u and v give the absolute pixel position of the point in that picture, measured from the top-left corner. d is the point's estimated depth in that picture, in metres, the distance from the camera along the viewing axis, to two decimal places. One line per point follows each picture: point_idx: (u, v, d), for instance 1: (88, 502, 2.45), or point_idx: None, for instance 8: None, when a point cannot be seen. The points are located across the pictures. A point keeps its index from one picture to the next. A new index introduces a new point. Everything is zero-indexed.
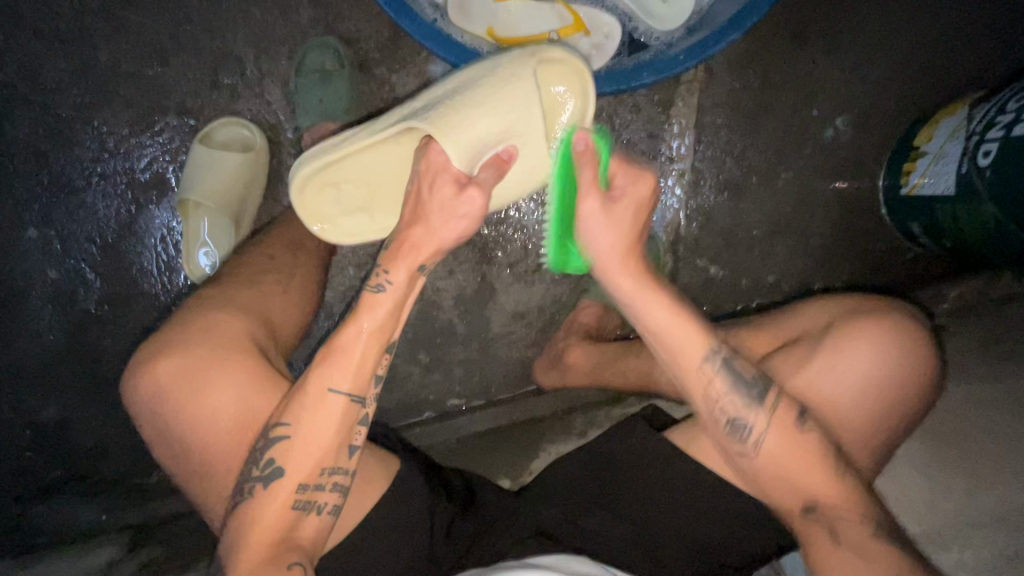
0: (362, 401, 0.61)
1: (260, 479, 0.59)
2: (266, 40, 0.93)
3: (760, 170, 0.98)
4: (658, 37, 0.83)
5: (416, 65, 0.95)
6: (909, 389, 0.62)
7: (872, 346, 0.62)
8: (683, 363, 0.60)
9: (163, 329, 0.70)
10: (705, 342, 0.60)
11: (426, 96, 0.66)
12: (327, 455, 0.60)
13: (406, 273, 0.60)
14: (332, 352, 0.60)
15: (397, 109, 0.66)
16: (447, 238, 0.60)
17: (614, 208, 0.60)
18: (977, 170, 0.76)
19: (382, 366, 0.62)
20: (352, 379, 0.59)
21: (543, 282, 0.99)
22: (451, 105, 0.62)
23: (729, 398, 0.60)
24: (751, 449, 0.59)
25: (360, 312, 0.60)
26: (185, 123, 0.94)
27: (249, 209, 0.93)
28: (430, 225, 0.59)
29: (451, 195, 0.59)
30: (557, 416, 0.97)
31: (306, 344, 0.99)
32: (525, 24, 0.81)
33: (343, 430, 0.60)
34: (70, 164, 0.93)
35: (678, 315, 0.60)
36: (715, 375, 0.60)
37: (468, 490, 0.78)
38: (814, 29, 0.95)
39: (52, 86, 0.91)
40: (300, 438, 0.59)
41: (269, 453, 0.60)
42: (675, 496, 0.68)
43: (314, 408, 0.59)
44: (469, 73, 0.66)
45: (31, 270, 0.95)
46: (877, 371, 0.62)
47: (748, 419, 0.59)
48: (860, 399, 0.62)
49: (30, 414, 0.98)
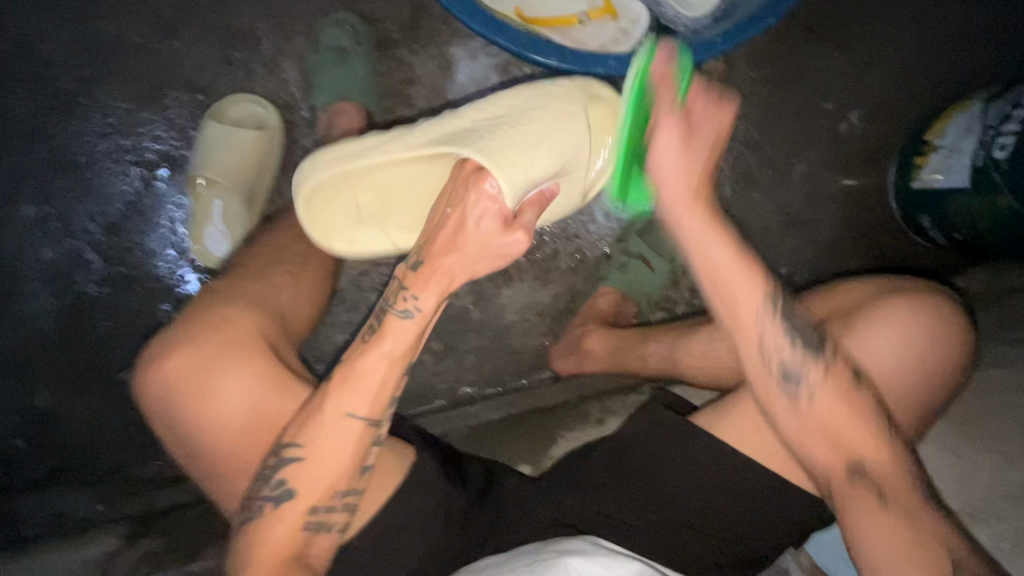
0: (377, 424, 0.58)
1: (271, 499, 0.57)
2: (284, 18, 0.91)
3: (775, 163, 0.99)
4: (686, 22, 0.83)
5: (435, 46, 0.94)
6: (942, 364, 0.63)
7: (907, 320, 0.63)
8: (742, 306, 0.61)
9: (170, 326, 0.67)
10: (765, 291, 0.62)
11: (460, 117, 0.62)
12: (341, 477, 0.58)
13: (436, 297, 0.57)
14: (350, 375, 0.57)
15: (434, 128, 0.61)
16: (482, 270, 0.58)
17: (694, 131, 0.62)
18: (992, 161, 0.78)
19: (399, 389, 0.59)
20: (369, 405, 0.57)
21: (559, 271, 0.99)
22: (503, 136, 0.59)
23: (787, 342, 0.61)
24: (805, 400, 0.60)
25: (382, 337, 0.58)
26: (195, 100, 0.91)
27: (261, 190, 0.90)
28: (465, 254, 0.57)
29: (498, 233, 0.57)
30: (571, 403, 0.94)
31: (318, 332, 0.96)
32: (557, 8, 0.82)
33: (357, 451, 0.58)
34: (72, 140, 0.90)
35: (737, 254, 0.61)
36: (772, 326, 0.61)
37: (486, 481, 0.73)
38: (830, 24, 0.97)
39: (56, 58, 0.88)
40: (316, 461, 0.57)
41: (278, 475, 0.57)
42: (702, 495, 0.66)
43: (327, 431, 0.57)
44: (516, 105, 0.63)
45: (26, 249, 0.91)
46: (916, 341, 0.63)
47: (804, 369, 0.61)
48: (900, 370, 0.63)
49: (23, 401, 0.94)
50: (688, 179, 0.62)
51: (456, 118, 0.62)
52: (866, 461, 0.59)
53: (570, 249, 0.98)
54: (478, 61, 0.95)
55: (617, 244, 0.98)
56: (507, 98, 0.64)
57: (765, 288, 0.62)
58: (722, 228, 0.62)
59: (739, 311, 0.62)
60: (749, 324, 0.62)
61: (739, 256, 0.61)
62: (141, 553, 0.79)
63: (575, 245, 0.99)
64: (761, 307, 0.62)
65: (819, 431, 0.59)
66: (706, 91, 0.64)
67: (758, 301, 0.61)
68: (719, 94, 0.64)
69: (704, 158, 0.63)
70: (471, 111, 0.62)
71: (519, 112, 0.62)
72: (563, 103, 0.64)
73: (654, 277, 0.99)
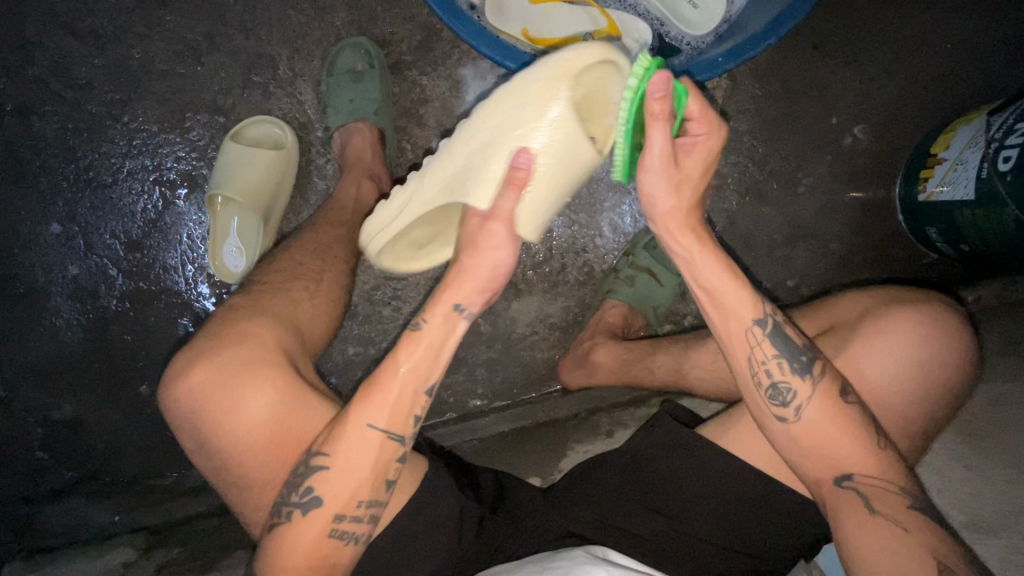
0: (399, 438, 0.60)
1: (299, 505, 0.59)
2: (301, 42, 0.95)
3: (780, 177, 1.01)
4: (690, 40, 0.86)
5: (446, 67, 0.97)
6: (940, 376, 0.63)
7: (910, 330, 0.64)
8: (731, 324, 0.62)
9: (195, 338, 0.69)
10: (756, 308, 0.62)
11: (451, 151, 0.64)
12: (363, 488, 0.59)
13: (444, 312, 0.61)
14: (371, 389, 0.59)
15: (434, 173, 0.66)
16: (487, 276, 0.62)
17: (690, 155, 0.62)
18: (997, 174, 0.79)
19: (421, 407, 0.61)
20: (389, 417, 0.59)
21: (568, 285, 1.00)
22: (486, 170, 0.62)
23: (777, 363, 0.61)
24: (793, 416, 0.61)
25: (400, 349, 0.60)
26: (216, 122, 0.95)
27: (278, 208, 0.93)
28: (464, 264, 0.62)
29: (476, 230, 0.62)
30: (583, 417, 0.95)
31: (330, 346, 0.98)
32: (562, 26, 0.84)
33: (380, 465, 0.59)
34: (99, 160, 0.93)
35: (727, 266, 0.62)
36: (761, 342, 0.62)
37: (498, 490, 0.73)
38: (833, 41, 0.99)
39: (85, 82, 0.92)
40: (339, 470, 0.59)
41: (307, 482, 0.59)
42: (717, 509, 0.66)
43: (348, 442, 0.59)
44: (498, 121, 0.61)
45: (52, 265, 0.94)
46: (918, 351, 0.63)
47: (791, 384, 0.61)
48: (902, 380, 0.63)
49: (45, 413, 0.96)
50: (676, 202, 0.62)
51: (447, 154, 0.65)
52: (859, 454, 0.59)
53: (578, 263, 1.00)
54: (487, 81, 0.98)
55: (625, 257, 1.00)
56: (488, 114, 0.62)
57: (758, 306, 0.62)
58: (710, 247, 0.63)
59: (719, 313, 0.62)
60: (727, 336, 0.63)
61: (726, 268, 0.61)
62: (159, 563, 0.80)
63: (583, 259, 1.00)
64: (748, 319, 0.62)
65: (822, 442, 0.60)
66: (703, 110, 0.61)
67: (742, 314, 0.61)
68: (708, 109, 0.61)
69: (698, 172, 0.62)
70: (460, 139, 0.63)
71: (502, 127, 0.61)
72: (548, 96, 0.59)
73: (662, 289, 1.00)
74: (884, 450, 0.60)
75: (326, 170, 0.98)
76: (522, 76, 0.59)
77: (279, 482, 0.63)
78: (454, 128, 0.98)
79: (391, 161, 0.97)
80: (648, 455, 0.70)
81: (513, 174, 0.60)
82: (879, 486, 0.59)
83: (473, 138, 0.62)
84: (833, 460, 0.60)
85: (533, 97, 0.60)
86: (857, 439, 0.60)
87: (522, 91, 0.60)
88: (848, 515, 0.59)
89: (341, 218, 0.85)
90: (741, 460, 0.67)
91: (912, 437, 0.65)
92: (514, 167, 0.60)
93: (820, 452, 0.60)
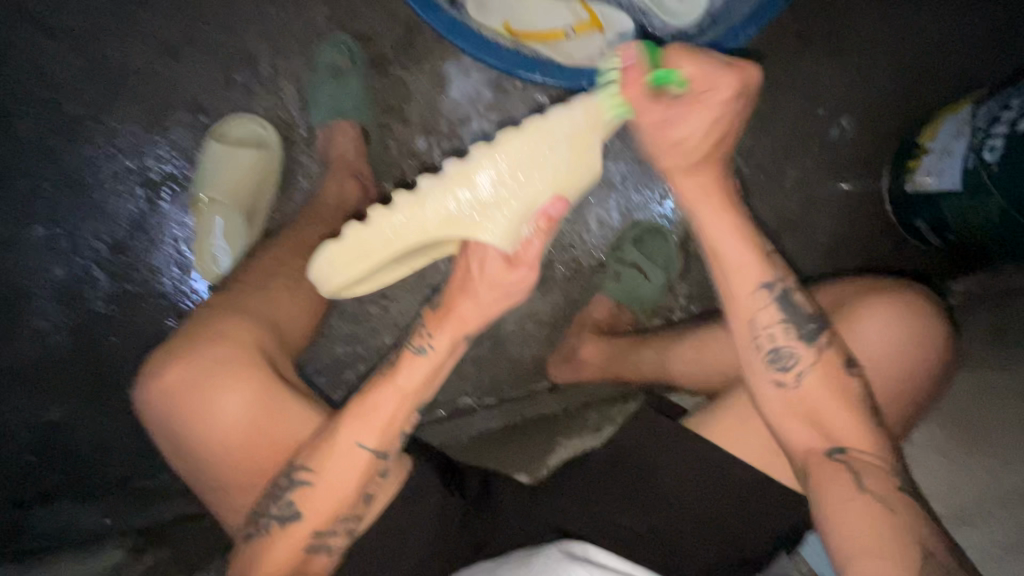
0: (385, 455, 0.61)
1: (279, 518, 0.59)
2: (282, 39, 0.94)
3: (768, 169, 1.00)
4: (673, 33, 0.85)
5: (429, 62, 0.96)
6: (920, 360, 0.65)
7: (889, 317, 0.65)
8: (737, 280, 0.64)
9: (171, 339, 0.69)
10: (764, 272, 0.63)
11: (466, 175, 0.59)
12: (344, 504, 0.60)
13: (448, 340, 0.61)
14: (363, 408, 0.60)
15: (437, 201, 0.59)
16: (494, 309, 0.61)
17: (692, 109, 0.60)
18: (982, 164, 0.78)
19: (409, 424, 0.62)
20: (378, 436, 0.60)
21: (555, 280, 1.00)
22: (510, 203, 0.58)
23: (781, 328, 0.63)
24: (793, 382, 0.62)
25: (397, 370, 0.61)
26: (198, 121, 0.94)
27: (261, 206, 0.93)
28: (476, 298, 0.60)
29: (498, 272, 0.59)
30: (571, 410, 0.94)
31: (317, 345, 0.97)
32: (542, 19, 0.83)
33: (361, 481, 0.60)
34: (80, 161, 0.93)
35: (747, 242, 0.64)
36: (767, 304, 0.63)
37: (483, 486, 0.72)
38: (819, 31, 0.98)
39: (64, 83, 0.91)
40: (324, 486, 0.59)
41: (289, 495, 0.60)
42: (699, 508, 0.66)
43: (337, 458, 0.59)
44: (528, 153, 0.58)
45: (37, 268, 0.94)
46: (896, 335, 0.65)
47: (796, 350, 0.62)
48: (885, 364, 0.64)
49: (31, 416, 0.96)
50: (685, 155, 0.63)
51: (457, 182, 0.58)
52: (852, 436, 0.60)
53: (565, 258, 1.00)
54: (471, 76, 0.97)
55: (612, 252, 0.99)
56: (519, 146, 0.58)
57: (767, 268, 0.64)
58: (723, 208, 0.64)
59: (736, 266, 0.63)
60: (745, 300, 0.63)
61: (741, 237, 0.63)
62: (146, 563, 0.80)
63: (570, 255, 1.00)
64: (761, 271, 0.63)
65: (801, 425, 0.61)
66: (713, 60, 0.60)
67: (755, 265, 0.63)
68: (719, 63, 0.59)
69: (705, 126, 0.61)
70: (480, 164, 0.58)
71: (530, 160, 0.58)
72: (581, 139, 0.59)
73: (649, 284, 1.00)
74: (873, 433, 0.60)
75: (310, 168, 0.97)
76: (561, 115, 0.58)
77: (261, 484, 0.63)
78: (438, 125, 0.98)
79: (375, 158, 0.96)
80: (634, 449, 0.70)
81: (545, 221, 0.59)
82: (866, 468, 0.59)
83: (496, 168, 0.58)
84: (813, 446, 0.61)
85: (570, 136, 0.59)
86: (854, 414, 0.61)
87: (558, 128, 0.59)
88: (833, 488, 0.58)
89: (323, 216, 0.84)
90: (723, 454, 0.67)
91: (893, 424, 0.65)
92: (546, 211, 0.59)
93: (800, 440, 0.61)
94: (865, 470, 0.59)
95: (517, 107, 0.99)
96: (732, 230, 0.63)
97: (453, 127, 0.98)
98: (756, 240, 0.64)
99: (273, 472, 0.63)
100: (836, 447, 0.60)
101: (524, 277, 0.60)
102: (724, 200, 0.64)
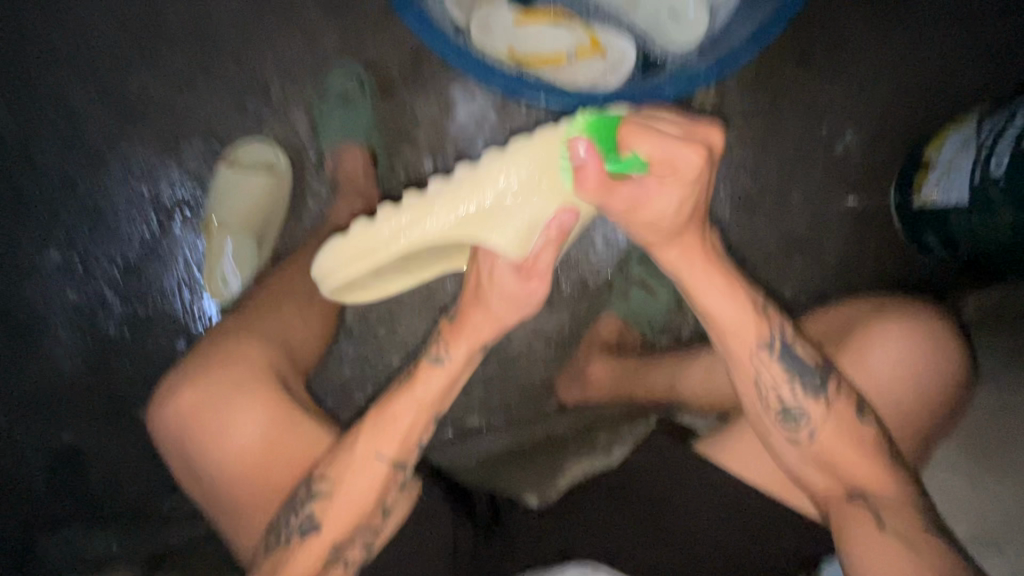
0: (403, 467, 0.61)
1: (295, 533, 0.59)
2: (292, 67, 0.97)
3: (774, 186, 1.00)
4: (675, 57, 0.85)
5: (435, 87, 0.98)
6: (933, 383, 0.64)
7: (904, 334, 0.64)
8: (735, 344, 0.60)
9: (185, 360, 0.69)
10: (762, 334, 0.60)
11: (476, 181, 0.57)
12: (364, 514, 0.60)
13: (466, 349, 0.61)
14: (381, 418, 0.61)
15: (446, 201, 0.58)
16: (510, 319, 0.61)
17: (661, 188, 0.51)
18: (990, 178, 0.77)
19: (426, 435, 0.62)
20: (397, 448, 0.60)
21: (562, 299, 1.00)
22: (519, 216, 0.56)
23: (786, 387, 0.60)
24: (805, 438, 0.60)
25: (415, 382, 0.61)
26: (211, 147, 0.96)
27: (272, 229, 0.94)
28: (490, 309, 0.60)
29: (514, 285, 0.58)
30: (581, 432, 0.89)
31: (326, 366, 0.98)
32: (546, 41, 0.84)
33: (381, 490, 0.61)
34: (97, 188, 0.95)
35: (741, 299, 0.59)
36: (768, 363, 0.60)
37: (492, 510, 0.73)
38: (820, 50, 0.99)
39: (83, 113, 0.94)
40: (344, 497, 0.59)
41: (307, 508, 0.59)
42: (716, 528, 0.65)
43: (358, 469, 0.60)
44: (536, 162, 0.55)
45: (52, 292, 0.95)
46: (909, 358, 0.64)
47: (804, 408, 0.60)
48: (898, 386, 0.64)
49: (45, 440, 0.96)
50: (657, 232, 0.54)
51: (469, 184, 0.57)
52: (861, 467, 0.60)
53: (572, 277, 1.00)
54: (477, 99, 0.99)
55: (618, 271, 0.99)
56: (528, 157, 0.55)
57: (762, 330, 0.60)
58: (712, 271, 0.58)
59: (731, 329, 0.59)
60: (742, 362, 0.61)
61: (734, 295, 0.59)
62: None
63: (577, 273, 1.00)
64: (759, 338, 0.60)
65: (822, 435, 0.60)
66: (666, 137, 0.50)
67: (752, 331, 0.59)
68: (675, 131, 0.50)
69: (677, 204, 0.52)
70: (490, 168, 0.57)
71: (539, 170, 0.55)
72: None
73: (657, 303, 1.00)
74: (882, 452, 0.61)
75: (319, 191, 0.98)
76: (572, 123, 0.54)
77: (269, 509, 0.62)
78: (445, 148, 0.99)
79: (383, 181, 0.98)
80: (647, 471, 0.68)
81: (561, 233, 0.56)
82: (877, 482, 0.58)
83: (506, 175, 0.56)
84: (828, 463, 0.60)
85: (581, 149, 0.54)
86: (867, 426, 0.61)
87: (569, 138, 0.54)
88: None
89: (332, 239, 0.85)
90: (735, 477, 0.66)
91: (907, 443, 0.65)
92: (558, 220, 0.56)
93: (816, 455, 0.60)
94: None
95: (521, 128, 1.00)
96: (723, 300, 0.58)
97: (459, 149, 0.99)
98: (752, 294, 0.60)
99: (282, 494, 0.62)
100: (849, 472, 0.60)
101: (537, 289, 0.59)
102: (707, 266, 0.58)
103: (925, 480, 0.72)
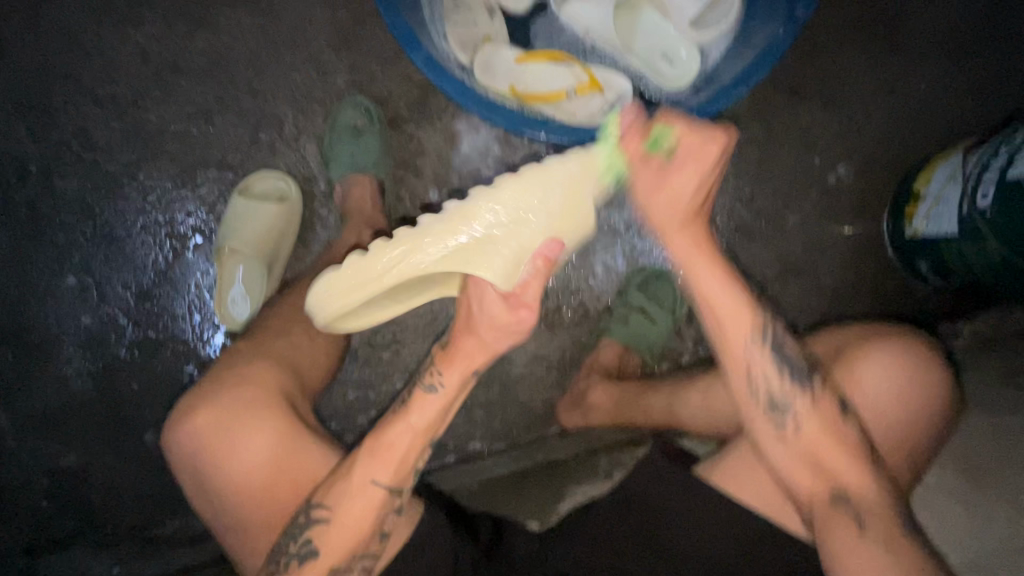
0: (398, 493, 0.62)
1: (297, 555, 0.59)
2: (305, 102, 1.01)
3: (770, 214, 1.03)
4: (668, 94, 0.90)
5: (441, 120, 1.03)
6: (922, 405, 0.65)
7: (890, 361, 0.66)
8: (731, 331, 0.62)
9: (199, 381, 0.71)
10: (755, 321, 0.62)
11: (466, 215, 0.61)
12: (359, 541, 0.61)
13: (459, 377, 0.62)
14: (376, 445, 0.61)
15: (437, 235, 0.61)
16: (500, 348, 0.63)
17: (681, 170, 0.60)
18: (976, 210, 0.80)
19: (421, 460, 0.63)
20: (393, 474, 0.61)
21: (563, 324, 1.02)
22: (509, 247, 0.60)
23: (774, 372, 0.62)
24: (791, 434, 0.61)
25: (410, 409, 0.62)
26: (225, 177, 1.00)
27: (282, 256, 0.97)
28: (482, 337, 0.62)
29: (502, 314, 0.61)
30: (582, 455, 0.91)
31: (330, 390, 0.99)
32: (545, 78, 0.88)
33: (377, 517, 0.61)
34: (114, 215, 0.99)
35: (732, 287, 0.62)
36: (761, 354, 0.62)
37: (495, 534, 0.73)
38: (810, 85, 1.03)
39: (104, 144, 0.99)
40: (340, 523, 0.60)
41: (305, 535, 0.60)
42: (715, 552, 0.65)
43: (352, 496, 0.60)
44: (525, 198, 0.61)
45: (65, 316, 0.98)
46: (899, 380, 0.65)
47: (791, 398, 0.61)
48: (888, 408, 0.65)
49: (51, 461, 0.98)
50: (675, 210, 0.61)
51: (459, 221, 0.61)
52: (859, 492, 0.60)
53: (573, 302, 1.02)
54: (481, 132, 1.03)
55: (618, 296, 1.01)
56: (518, 194, 0.61)
57: (755, 317, 0.62)
58: (714, 261, 0.62)
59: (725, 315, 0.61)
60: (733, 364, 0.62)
61: (728, 283, 0.61)
62: None
63: (577, 299, 1.02)
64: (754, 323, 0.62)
65: (821, 470, 0.61)
66: (691, 129, 0.60)
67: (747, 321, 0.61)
68: (699, 124, 0.60)
69: (693, 189, 0.60)
70: (479, 204, 0.61)
71: (530, 206, 0.61)
72: (577, 187, 0.62)
73: (656, 328, 1.02)
74: (880, 478, 0.60)
75: (328, 219, 1.02)
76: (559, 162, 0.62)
77: (275, 527, 0.64)
78: (450, 179, 1.03)
79: (390, 210, 1.01)
80: (646, 494, 0.69)
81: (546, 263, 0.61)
82: (872, 506, 0.59)
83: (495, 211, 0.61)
84: (825, 488, 0.61)
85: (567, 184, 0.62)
86: (861, 463, 0.60)
87: (556, 174, 0.62)
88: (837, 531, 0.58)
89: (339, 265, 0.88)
90: (734, 501, 0.66)
91: (902, 469, 0.66)
92: (546, 251, 0.61)
93: (809, 479, 0.61)
94: (874, 511, 0.59)
95: (523, 160, 1.04)
96: (724, 286, 0.61)
97: (463, 179, 1.03)
98: (743, 288, 0.63)
99: (287, 515, 0.64)
100: (848, 509, 0.59)
101: (525, 318, 0.61)
102: (714, 257, 0.62)
103: (917, 507, 0.74)
